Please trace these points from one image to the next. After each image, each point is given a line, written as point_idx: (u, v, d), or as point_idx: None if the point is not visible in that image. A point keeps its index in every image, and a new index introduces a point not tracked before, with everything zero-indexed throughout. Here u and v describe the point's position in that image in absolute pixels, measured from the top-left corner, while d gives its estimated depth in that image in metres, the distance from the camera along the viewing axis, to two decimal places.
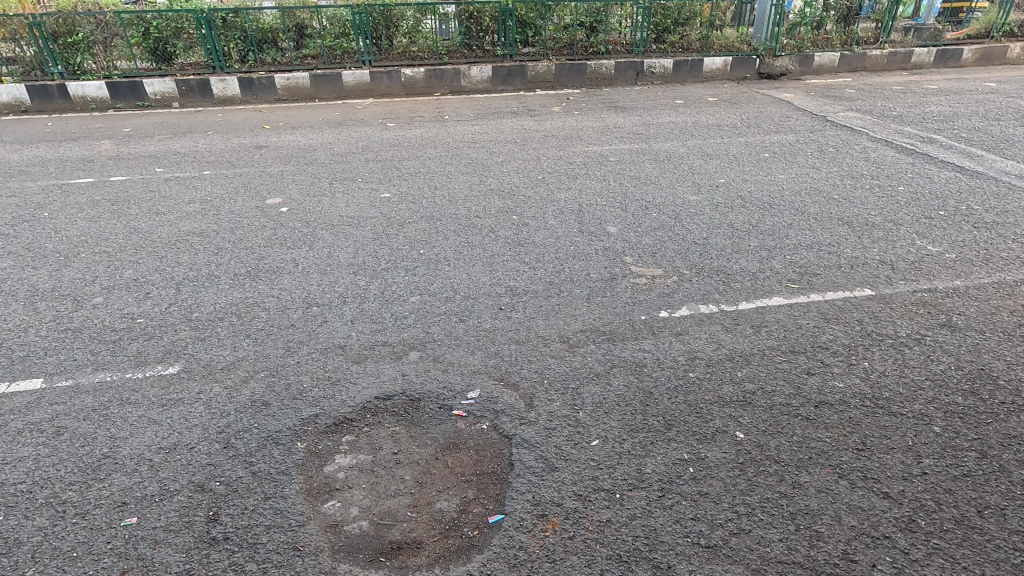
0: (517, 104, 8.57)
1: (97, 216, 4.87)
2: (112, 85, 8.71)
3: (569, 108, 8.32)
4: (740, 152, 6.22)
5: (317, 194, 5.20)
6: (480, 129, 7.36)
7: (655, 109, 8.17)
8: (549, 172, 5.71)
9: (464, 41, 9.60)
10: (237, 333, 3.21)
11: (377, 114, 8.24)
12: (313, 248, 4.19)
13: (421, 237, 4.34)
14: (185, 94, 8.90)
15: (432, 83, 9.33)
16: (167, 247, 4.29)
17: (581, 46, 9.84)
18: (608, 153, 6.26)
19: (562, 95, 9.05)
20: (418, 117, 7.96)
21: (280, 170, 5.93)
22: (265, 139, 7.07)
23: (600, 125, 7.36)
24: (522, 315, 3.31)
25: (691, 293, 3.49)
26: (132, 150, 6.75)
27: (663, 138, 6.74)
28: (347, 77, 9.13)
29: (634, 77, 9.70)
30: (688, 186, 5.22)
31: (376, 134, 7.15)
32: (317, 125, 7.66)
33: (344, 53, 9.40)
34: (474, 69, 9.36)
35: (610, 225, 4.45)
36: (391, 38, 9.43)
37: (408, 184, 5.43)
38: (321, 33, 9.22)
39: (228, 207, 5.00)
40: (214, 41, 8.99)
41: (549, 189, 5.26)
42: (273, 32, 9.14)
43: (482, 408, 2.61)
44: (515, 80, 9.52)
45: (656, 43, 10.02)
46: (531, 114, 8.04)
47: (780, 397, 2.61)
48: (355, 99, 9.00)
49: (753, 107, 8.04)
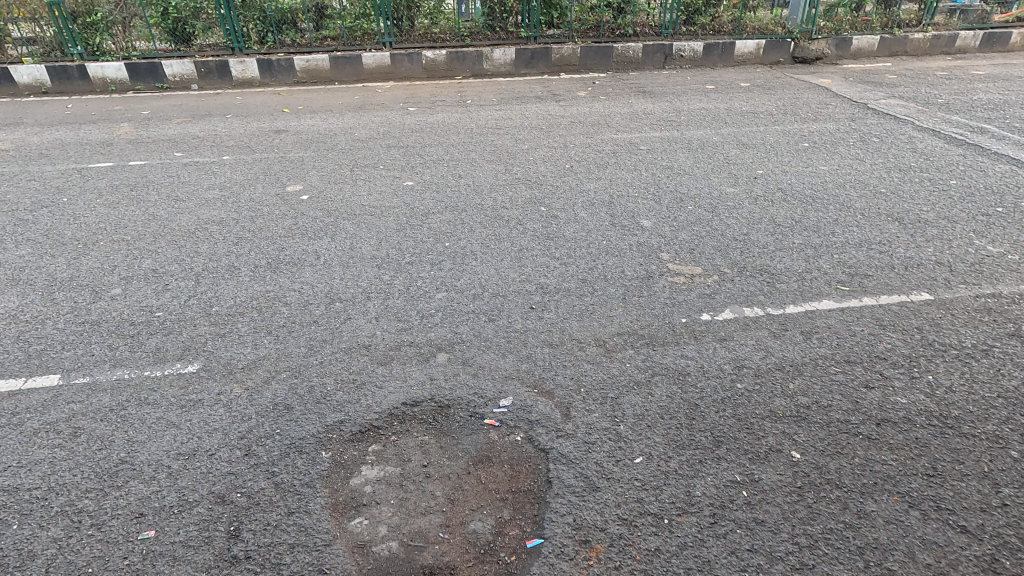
0: (541, 89, 8.31)
1: (116, 202, 4.78)
2: (132, 66, 8.63)
3: (595, 93, 8.04)
4: (778, 140, 5.93)
5: (338, 182, 5.05)
6: (503, 114, 7.13)
7: (685, 94, 7.86)
8: (577, 160, 5.48)
9: (487, 22, 9.33)
10: (258, 329, 3.09)
11: (398, 98, 8.04)
12: (335, 239, 4.05)
13: (445, 229, 4.18)
14: (204, 76, 8.78)
15: (453, 66, 9.10)
16: (186, 235, 4.18)
17: (608, 28, 9.50)
18: (638, 141, 6.01)
19: (588, 80, 8.76)
20: (440, 102, 7.76)
21: (299, 156, 5.79)
22: (285, 123, 6.92)
23: (629, 111, 7.09)
24: (554, 316, 3.14)
25: (733, 295, 3.29)
26: (151, 133, 6.65)
27: (695, 126, 6.46)
28: (367, 59, 8.93)
29: (661, 61, 9.38)
30: (725, 178, 4.97)
31: (398, 119, 6.95)
32: (337, 109, 7.50)
33: (364, 35, 9.17)
34: (497, 52, 9.09)
35: (643, 219, 4.24)
36: (412, 19, 9.17)
37: (431, 172, 5.25)
38: (341, 14, 8.99)
39: (247, 194, 4.87)
40: (233, 21, 8.82)
41: (578, 178, 5.05)
42: (293, 12, 8.94)
43: (516, 417, 2.45)
44: (539, 63, 9.24)
45: (686, 26, 9.65)
46: (556, 99, 7.79)
47: (837, 413, 2.42)
48: (375, 82, 8.81)
49: (788, 94, 7.70)
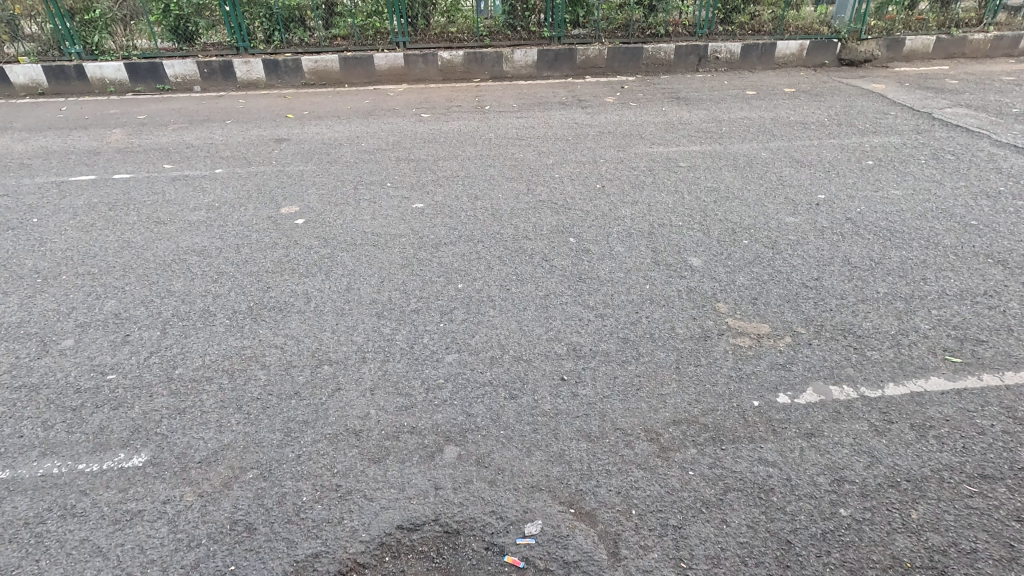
0: (565, 93, 7.68)
1: (90, 224, 4.26)
2: (131, 66, 8.17)
3: (625, 99, 7.39)
4: (837, 157, 5.23)
5: (339, 203, 4.49)
6: (524, 122, 6.51)
7: (724, 101, 7.17)
8: (608, 179, 4.85)
9: (508, 20, 8.66)
10: (226, 403, 2.51)
11: (411, 103, 7.47)
12: (330, 277, 3.47)
13: (459, 266, 3.58)
14: (207, 78, 8.30)
15: (471, 68, 8.51)
16: (160, 268, 3.62)
17: (638, 27, 8.80)
18: (675, 155, 5.35)
19: (615, 84, 8.12)
20: (455, 107, 7.16)
21: (299, 170, 5.23)
22: (287, 131, 6.37)
23: (663, 120, 6.43)
24: (592, 392, 2.52)
25: (814, 366, 2.64)
26: (143, 141, 6.14)
27: (738, 138, 5.78)
28: (379, 60, 8.37)
29: (695, 64, 8.71)
30: (781, 203, 4.30)
31: (409, 128, 6.36)
32: (344, 115, 6.94)
33: (376, 34, 8.56)
34: (518, 53, 8.48)
35: (691, 257, 3.60)
36: (428, 17, 8.55)
37: (444, 192, 4.66)
38: (352, 11, 8.38)
39: (236, 216, 4.31)
40: (237, 18, 8.28)
41: (610, 201, 4.42)
42: (300, 9, 8.35)
43: (547, 556, 1.85)
44: (563, 65, 8.61)
45: (722, 25, 8.91)
46: (582, 105, 7.15)
47: (987, 566, 1.77)
48: (387, 85, 8.26)
49: (840, 101, 6.97)
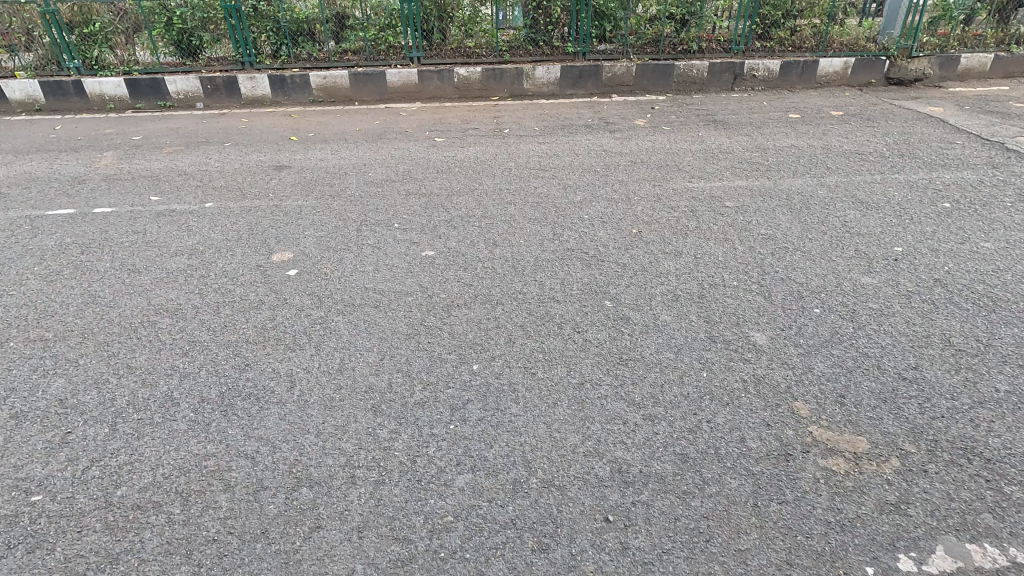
0: (591, 115, 7.11)
1: (56, 271, 3.75)
2: (132, 82, 7.76)
3: (656, 122, 6.80)
4: (906, 196, 4.59)
5: (338, 248, 3.95)
6: (547, 147, 5.96)
7: (765, 126, 6.55)
8: (645, 222, 4.26)
9: (529, 35, 8.08)
10: (173, 547, 1.96)
11: (424, 124, 6.95)
12: (322, 350, 2.92)
13: (474, 337, 3.00)
14: (210, 94, 7.87)
15: (489, 85, 7.98)
16: (124, 333, 3.10)
17: (669, 43, 8.20)
18: (718, 193, 4.75)
19: (644, 104, 7.55)
20: (471, 129, 6.63)
21: (298, 205, 4.71)
22: (289, 156, 5.87)
23: (701, 148, 5.83)
24: (646, 544, 1.93)
25: (935, 508, 2.02)
26: (133, 167, 5.67)
27: (788, 172, 5.16)
28: (392, 77, 7.87)
29: (730, 82, 8.12)
30: (852, 258, 3.67)
31: (422, 154, 5.83)
32: (352, 138, 6.43)
33: (389, 48, 8.05)
34: (539, 70, 7.94)
35: (753, 332, 2.99)
36: (445, 31, 8.02)
37: (458, 236, 4.11)
38: (364, 24, 7.88)
39: (220, 263, 3.79)
40: (243, 32, 7.81)
41: (650, 251, 3.83)
42: (309, 23, 7.87)
43: None
44: (587, 83, 8.05)
45: (760, 40, 8.28)
46: (609, 128, 6.57)
47: None
48: (400, 104, 7.76)
49: (896, 127, 6.31)
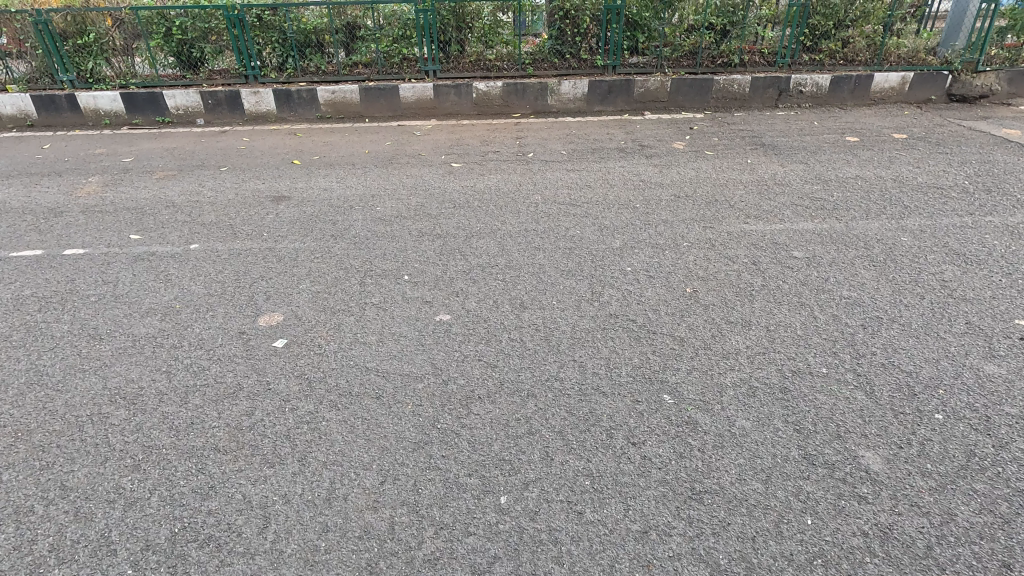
0: (623, 137, 6.46)
1: (4, 336, 3.17)
2: (128, 97, 7.24)
3: (696, 145, 6.13)
4: (1009, 244, 3.87)
5: (338, 309, 3.35)
6: (577, 175, 5.33)
7: (821, 150, 5.86)
8: (699, 277, 3.60)
9: (554, 47, 7.43)
10: None
11: (441, 145, 6.34)
12: (308, 466, 2.30)
13: (500, 449, 2.37)
14: (212, 110, 7.35)
15: (510, 101, 7.36)
16: (66, 431, 2.50)
17: (707, 55, 7.52)
18: (781, 237, 4.08)
19: (681, 123, 6.90)
20: (492, 152, 6.01)
21: (294, 248, 4.11)
22: (290, 185, 5.29)
23: (753, 179, 5.16)
24: None
25: None
26: (118, 196, 5.12)
27: (859, 211, 4.46)
28: (406, 92, 7.29)
29: (774, 98, 7.47)
30: (965, 334, 2.98)
31: (437, 183, 5.22)
32: (361, 161, 5.84)
33: (403, 61, 7.44)
34: (565, 85, 7.31)
35: (861, 450, 2.32)
36: (463, 43, 7.40)
37: (479, 292, 3.49)
38: (376, 35, 7.27)
39: (198, 328, 3.20)
40: (246, 44, 7.24)
41: (710, 319, 3.18)
42: (318, 33, 7.28)
43: None
44: (617, 99, 7.41)
45: (808, 53, 7.55)
46: (646, 153, 5.92)
47: None
48: (414, 122, 7.18)
49: (973, 154, 5.58)
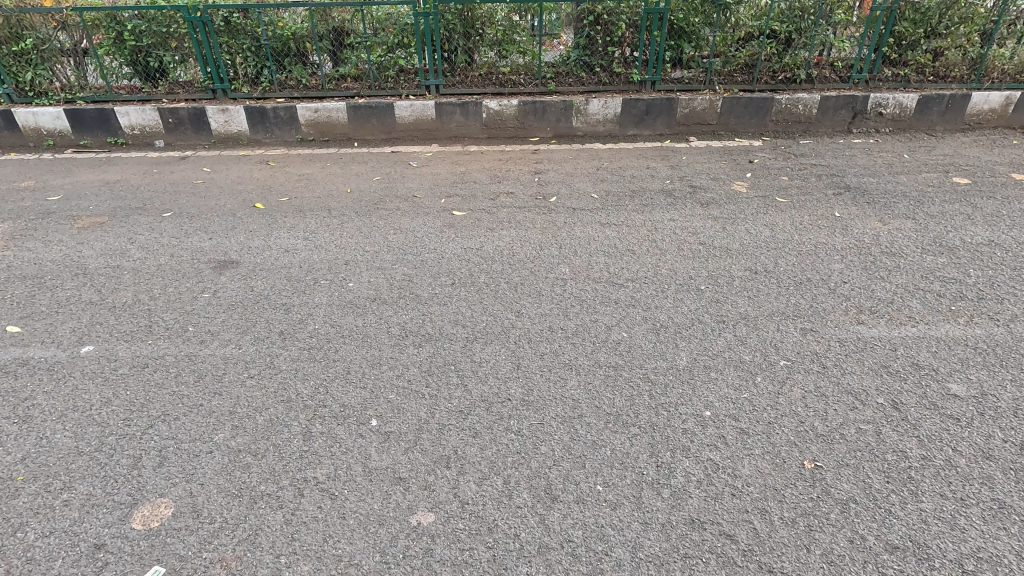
0: (668, 172, 5.23)
1: None
2: (74, 114, 6.10)
3: (763, 187, 4.88)
4: None
5: (265, 490, 2.17)
6: (615, 233, 4.10)
7: (927, 197, 4.58)
8: (817, 435, 2.37)
9: (582, 57, 6.16)
10: None
11: (442, 181, 5.15)
12: None
13: None
14: (174, 130, 6.21)
15: (527, 123, 6.16)
16: None
17: (767, 69, 6.22)
18: (921, 353, 2.83)
19: (736, 155, 5.67)
20: (504, 195, 4.80)
21: (225, 356, 2.92)
22: (243, 241, 4.11)
23: (849, 243, 3.90)
24: None
25: None
26: (20, 255, 3.96)
27: (1017, 304, 3.19)
28: (402, 111, 6.10)
29: (846, 121, 6.20)
30: None
31: (433, 243, 4.02)
32: (340, 205, 4.66)
33: (400, 73, 6.22)
34: (594, 104, 6.08)
35: None
36: (472, 52, 6.15)
37: (482, 461, 2.28)
38: (368, 42, 6.04)
39: (33, 533, 2.02)
40: (212, 52, 6.04)
41: (858, 539, 1.95)
42: (297, 40, 6.06)
43: None
44: (655, 121, 6.18)
45: (889, 66, 6.24)
46: (700, 198, 4.67)
47: None
48: (412, 147, 6.01)
49: None
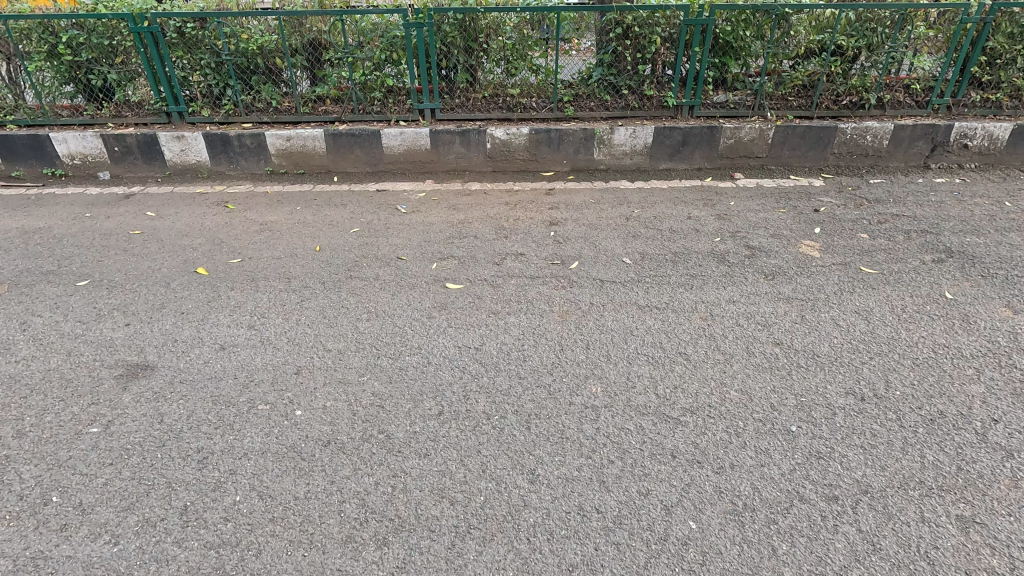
0: (716, 224, 4.22)
1: None
2: (3, 141, 5.15)
3: (840, 249, 3.85)
4: None
5: None
6: (659, 325, 3.10)
7: None
8: None
9: (606, 76, 5.15)
10: None
11: (435, 234, 4.16)
12: None
13: None
14: (121, 160, 5.25)
15: (539, 154, 5.18)
16: None
17: (829, 91, 5.20)
18: None
19: (795, 199, 4.65)
20: (511, 258, 3.80)
21: (88, 560, 1.93)
22: (169, 329, 3.13)
23: (981, 346, 2.88)
24: None
25: None
26: None
27: None
28: (390, 140, 5.14)
29: (923, 154, 5.16)
30: None
31: (418, 337, 3.04)
32: (303, 271, 3.68)
33: (389, 94, 5.23)
34: (619, 133, 5.09)
35: None
36: (475, 69, 5.15)
37: None
38: (350, 58, 5.04)
39: None
40: (165, 69, 5.06)
41: None
42: (266, 54, 5.06)
43: None
44: (692, 154, 5.18)
45: (975, 89, 5.19)
46: (763, 266, 3.67)
47: None
48: (402, 184, 5.05)
49: None
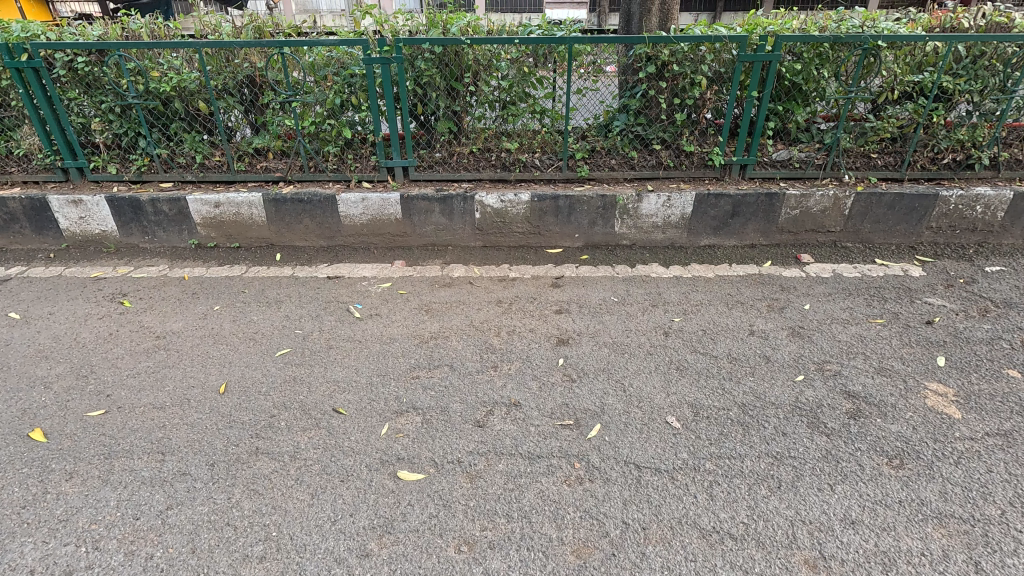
0: (793, 349, 2.98)
1: None
2: None
3: (989, 403, 2.59)
4: None
5: None
6: None
7: None
8: None
9: (632, 126, 3.95)
10: None
11: (396, 360, 2.94)
12: None
13: None
14: (5, 229, 4.08)
15: (543, 226, 3.98)
16: None
17: (926, 146, 3.97)
18: None
19: (894, 299, 3.40)
20: (501, 414, 2.57)
21: None
22: None
23: None
24: None
25: None
26: None
27: None
28: (350, 207, 3.94)
29: None
30: None
31: None
32: (189, 438, 2.46)
33: (350, 146, 4.03)
34: (649, 200, 3.87)
35: None
36: (461, 116, 3.95)
37: None
38: (296, 101, 3.83)
39: None
40: (58, 114, 3.89)
41: None
42: (188, 96, 3.87)
43: None
44: (745, 228, 3.96)
45: None
46: (882, 438, 2.42)
47: None
48: (363, 266, 3.84)
49: None
